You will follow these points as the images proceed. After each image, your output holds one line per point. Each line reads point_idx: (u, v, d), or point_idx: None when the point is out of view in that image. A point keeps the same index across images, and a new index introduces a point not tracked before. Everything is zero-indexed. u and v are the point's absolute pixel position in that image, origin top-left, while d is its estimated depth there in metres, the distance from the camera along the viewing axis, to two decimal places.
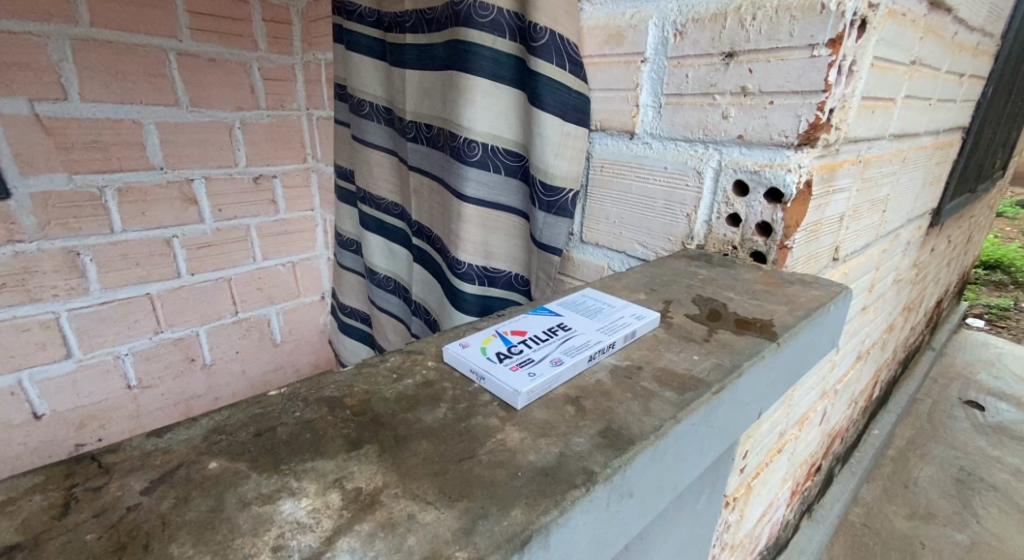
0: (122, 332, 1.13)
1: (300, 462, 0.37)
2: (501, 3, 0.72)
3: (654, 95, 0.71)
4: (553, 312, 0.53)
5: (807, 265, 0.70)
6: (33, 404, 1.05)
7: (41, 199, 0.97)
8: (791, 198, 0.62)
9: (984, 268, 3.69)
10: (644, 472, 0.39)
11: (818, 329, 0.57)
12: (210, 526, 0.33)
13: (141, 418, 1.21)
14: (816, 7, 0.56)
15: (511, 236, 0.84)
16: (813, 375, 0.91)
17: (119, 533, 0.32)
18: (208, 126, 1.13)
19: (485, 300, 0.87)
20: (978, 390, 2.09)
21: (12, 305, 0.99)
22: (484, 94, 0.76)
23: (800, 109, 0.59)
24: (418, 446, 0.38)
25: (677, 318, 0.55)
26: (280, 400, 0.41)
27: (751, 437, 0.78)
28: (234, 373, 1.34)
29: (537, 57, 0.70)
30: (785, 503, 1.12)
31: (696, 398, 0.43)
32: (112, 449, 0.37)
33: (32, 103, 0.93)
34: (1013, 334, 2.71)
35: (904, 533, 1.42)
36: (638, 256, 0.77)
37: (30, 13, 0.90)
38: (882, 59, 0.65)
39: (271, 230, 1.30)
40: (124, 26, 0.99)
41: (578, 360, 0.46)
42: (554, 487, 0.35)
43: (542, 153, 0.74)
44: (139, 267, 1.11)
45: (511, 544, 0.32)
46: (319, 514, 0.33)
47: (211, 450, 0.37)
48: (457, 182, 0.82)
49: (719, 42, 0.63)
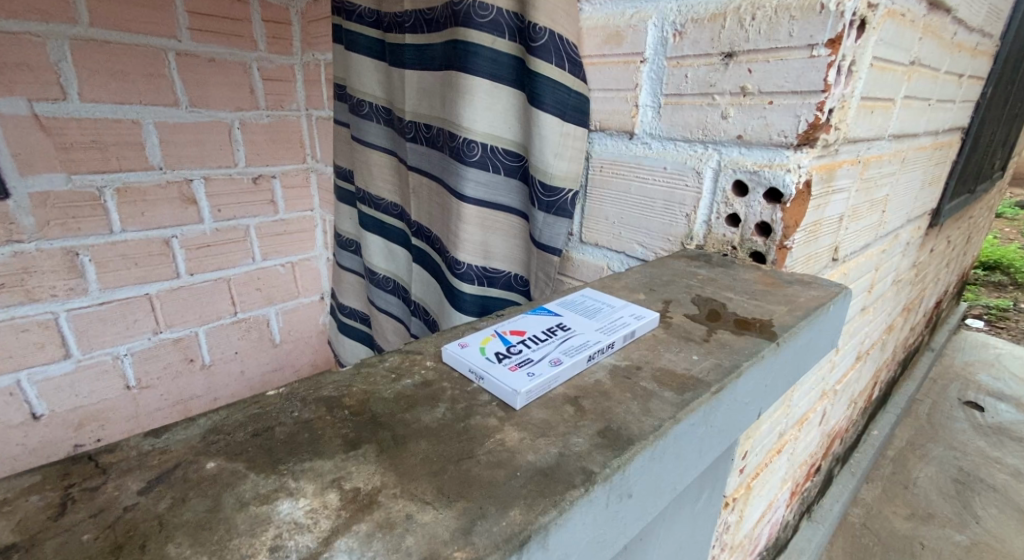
0: (121, 332, 1.12)
1: (299, 462, 0.37)
2: (501, 3, 0.72)
3: (653, 95, 0.71)
4: (552, 312, 0.53)
5: (806, 265, 0.70)
6: (32, 404, 1.05)
7: (41, 199, 0.97)
8: (790, 198, 0.62)
9: (983, 268, 3.69)
10: (643, 472, 0.39)
11: (818, 329, 0.57)
12: (207, 526, 0.33)
13: (140, 419, 1.21)
14: (815, 8, 0.56)
15: (510, 236, 0.84)
16: (813, 375, 0.91)
17: (116, 533, 0.32)
18: (208, 126, 1.13)
19: (484, 300, 0.87)
20: (978, 390, 2.09)
21: (11, 305, 0.99)
22: (483, 94, 0.76)
23: (800, 109, 0.59)
24: (417, 446, 0.38)
25: (676, 318, 0.55)
26: (278, 400, 0.41)
27: (751, 438, 0.78)
28: (233, 373, 1.34)
29: (536, 57, 0.70)
30: (784, 503, 1.12)
31: (696, 398, 0.43)
32: (110, 449, 0.37)
33: (31, 103, 0.93)
34: (1013, 334, 2.71)
35: (903, 534, 1.42)
36: (638, 256, 0.77)
37: (30, 13, 0.90)
38: (881, 59, 0.65)
39: (270, 230, 1.30)
40: (123, 26, 0.99)
41: (577, 360, 0.45)
42: (553, 487, 0.35)
43: (542, 153, 0.74)
44: (138, 267, 1.11)
45: (510, 544, 0.32)
46: (317, 514, 0.33)
47: (209, 450, 0.37)
48: (457, 182, 0.82)
49: (718, 42, 0.63)
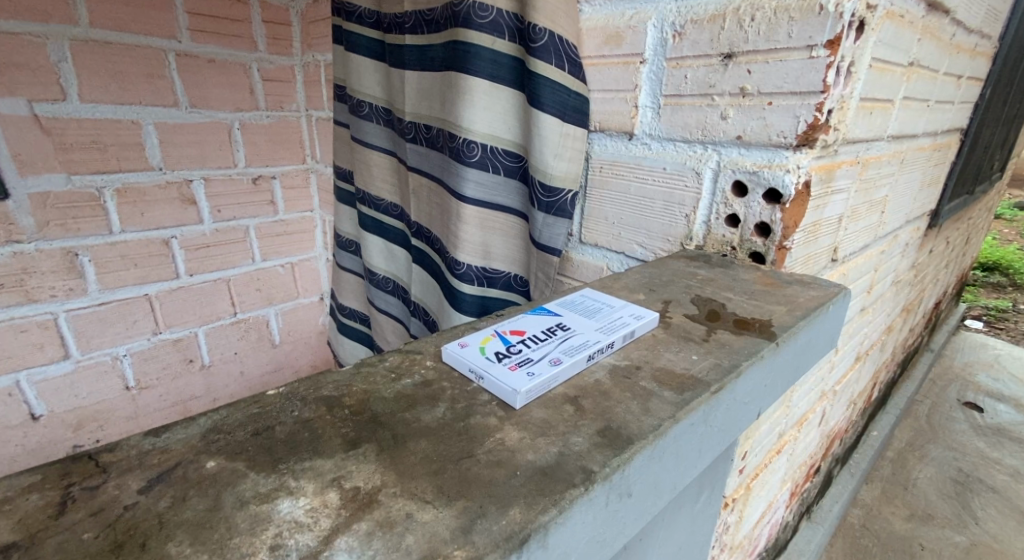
0: (121, 333, 1.12)
1: (299, 461, 0.37)
2: (501, 4, 0.72)
3: (653, 95, 0.71)
4: (552, 312, 0.53)
5: (806, 265, 0.70)
6: (31, 405, 1.05)
7: (40, 199, 0.97)
8: (790, 199, 0.62)
9: (983, 269, 3.70)
10: (642, 472, 0.39)
11: (817, 329, 0.57)
12: (207, 525, 0.33)
13: (139, 419, 1.21)
14: (814, 8, 0.56)
15: (510, 237, 0.84)
16: (812, 375, 0.92)
17: (116, 532, 0.32)
18: (208, 127, 1.13)
19: (484, 300, 0.87)
20: (977, 391, 2.09)
21: (11, 305, 0.99)
22: (483, 94, 0.76)
23: (799, 109, 0.59)
24: (417, 445, 0.38)
25: (676, 318, 0.55)
26: (279, 400, 0.41)
27: (750, 438, 0.78)
28: (233, 373, 1.34)
29: (536, 58, 0.70)
30: (784, 504, 1.12)
31: (695, 398, 0.43)
32: (110, 449, 0.36)
33: (31, 104, 0.93)
34: (1012, 336, 2.71)
35: (903, 535, 1.42)
36: (638, 257, 0.77)
37: (30, 13, 0.90)
38: (880, 60, 0.65)
39: (270, 230, 1.30)
40: (123, 26, 0.99)
41: (577, 360, 0.46)
42: (553, 487, 0.35)
43: (542, 153, 0.74)
44: (138, 267, 1.11)
45: (510, 542, 0.32)
46: (317, 514, 0.33)
47: (209, 449, 0.37)
48: (457, 182, 0.82)
49: (718, 42, 0.63)
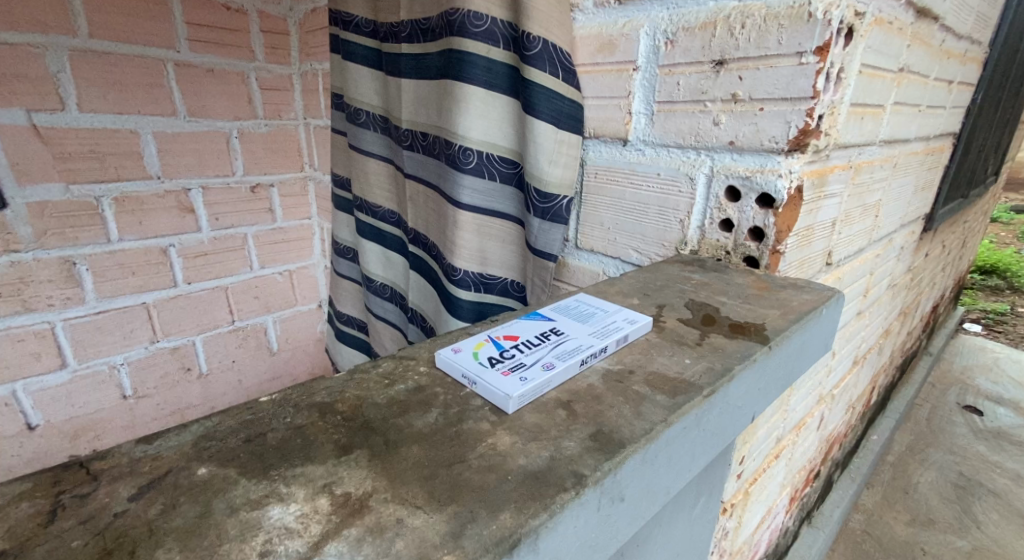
0: (118, 342, 1.12)
1: (290, 467, 0.37)
2: (495, 13, 0.72)
3: (646, 102, 0.71)
4: (545, 317, 0.53)
5: (800, 269, 0.70)
6: (26, 414, 1.04)
7: (38, 209, 0.97)
8: (781, 203, 0.62)
9: (981, 273, 3.71)
10: (634, 475, 0.39)
11: (811, 331, 0.57)
12: (197, 531, 0.33)
13: (136, 428, 1.20)
14: (803, 16, 0.57)
15: (506, 244, 0.84)
16: (810, 378, 0.92)
17: (106, 540, 0.32)
18: (206, 135, 1.14)
19: (481, 307, 0.87)
20: (976, 394, 2.09)
21: (9, 315, 0.99)
22: (478, 101, 0.76)
23: (789, 115, 0.60)
24: (409, 450, 0.38)
25: (669, 323, 0.55)
26: (271, 407, 0.41)
27: (748, 442, 0.79)
28: (231, 382, 1.34)
29: (530, 66, 0.71)
30: (784, 509, 1.11)
31: (688, 402, 0.43)
32: (101, 456, 0.36)
33: (30, 114, 0.93)
34: (1012, 338, 2.72)
35: (904, 539, 1.41)
36: (633, 262, 0.77)
37: (28, 25, 0.91)
38: (869, 66, 0.65)
39: (268, 238, 1.31)
40: (121, 37, 1.00)
41: (570, 364, 0.46)
42: (543, 491, 0.35)
43: (536, 159, 0.75)
44: (136, 276, 1.11)
45: (499, 547, 0.32)
46: (308, 520, 0.33)
47: (200, 456, 0.37)
48: (453, 189, 0.82)
49: (709, 50, 0.64)
